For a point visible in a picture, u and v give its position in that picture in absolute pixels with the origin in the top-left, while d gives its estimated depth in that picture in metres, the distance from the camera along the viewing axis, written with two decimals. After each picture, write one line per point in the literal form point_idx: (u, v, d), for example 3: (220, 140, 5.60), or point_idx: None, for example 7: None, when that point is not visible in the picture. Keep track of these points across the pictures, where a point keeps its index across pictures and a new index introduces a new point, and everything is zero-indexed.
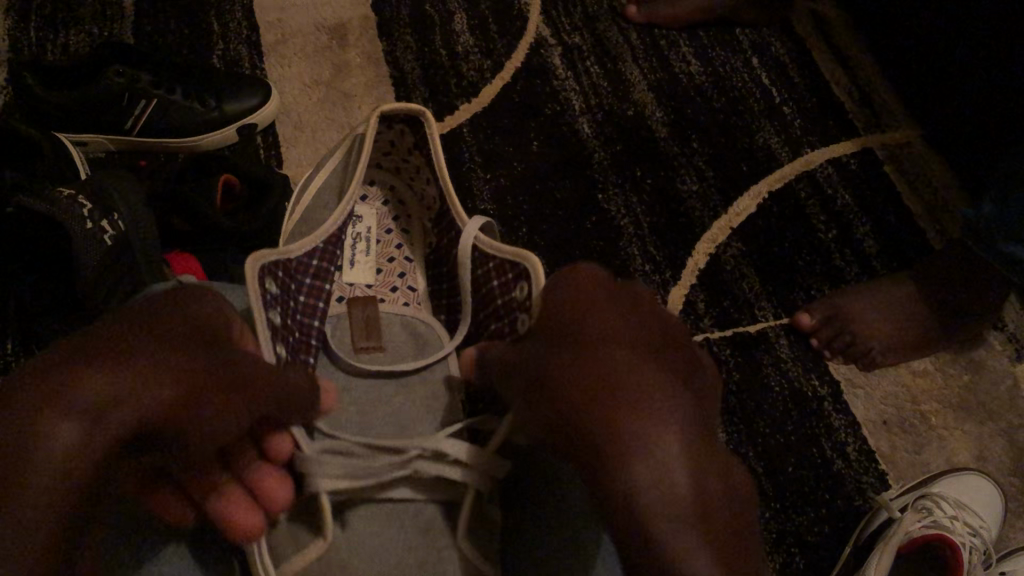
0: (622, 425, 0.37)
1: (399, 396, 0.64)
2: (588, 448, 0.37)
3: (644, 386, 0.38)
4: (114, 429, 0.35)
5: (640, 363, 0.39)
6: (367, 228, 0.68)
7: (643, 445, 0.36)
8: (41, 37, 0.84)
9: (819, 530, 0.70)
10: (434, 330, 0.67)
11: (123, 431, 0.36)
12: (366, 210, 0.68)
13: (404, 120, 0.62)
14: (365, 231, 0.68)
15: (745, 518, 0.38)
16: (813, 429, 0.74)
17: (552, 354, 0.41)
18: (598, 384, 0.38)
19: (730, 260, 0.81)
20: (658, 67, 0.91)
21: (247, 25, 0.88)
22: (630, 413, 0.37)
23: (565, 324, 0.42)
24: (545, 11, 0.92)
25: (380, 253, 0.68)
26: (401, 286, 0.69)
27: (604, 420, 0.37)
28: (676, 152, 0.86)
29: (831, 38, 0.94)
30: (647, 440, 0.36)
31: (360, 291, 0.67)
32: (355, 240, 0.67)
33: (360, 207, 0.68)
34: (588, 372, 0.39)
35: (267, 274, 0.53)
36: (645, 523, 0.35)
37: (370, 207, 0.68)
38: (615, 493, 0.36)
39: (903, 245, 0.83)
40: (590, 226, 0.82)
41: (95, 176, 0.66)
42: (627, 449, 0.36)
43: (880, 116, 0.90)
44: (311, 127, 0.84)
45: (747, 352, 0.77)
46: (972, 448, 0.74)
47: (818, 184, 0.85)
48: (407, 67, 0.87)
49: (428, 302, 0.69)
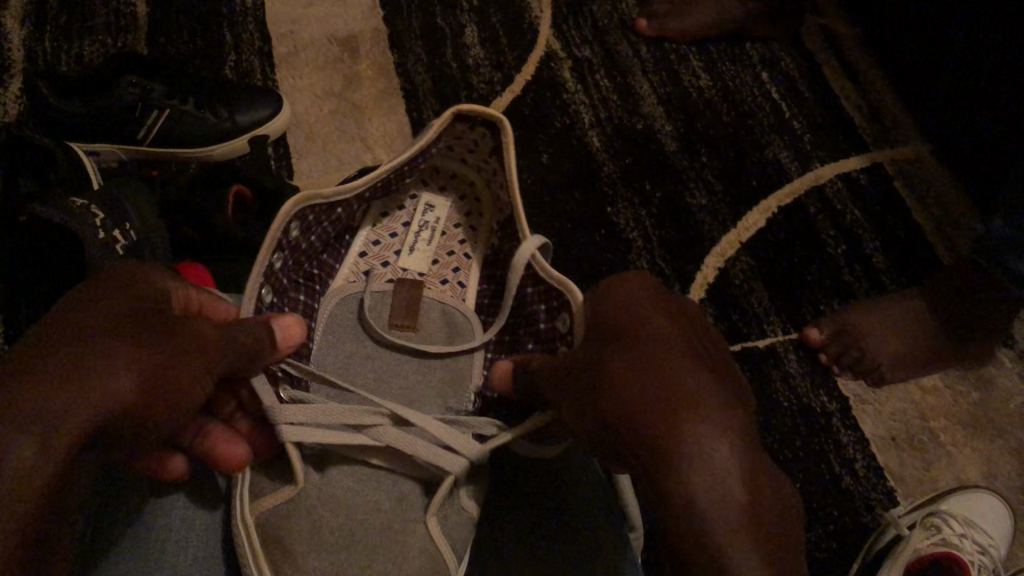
0: (694, 448, 0.39)
1: (417, 376, 0.65)
2: (656, 466, 0.39)
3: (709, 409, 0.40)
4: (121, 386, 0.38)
5: (704, 385, 0.41)
6: (436, 217, 0.68)
7: (714, 471, 0.38)
8: (55, 47, 0.85)
9: (827, 546, 0.70)
10: (471, 329, 0.67)
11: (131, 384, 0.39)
12: (439, 201, 0.68)
13: (487, 122, 0.59)
14: (434, 220, 0.68)
15: (788, 518, 0.40)
16: (821, 445, 0.74)
17: (610, 363, 0.43)
18: (647, 393, 0.40)
19: (739, 275, 0.81)
20: (668, 81, 0.91)
21: (259, 36, 0.88)
22: (699, 435, 0.39)
23: (623, 332, 0.44)
24: (556, 24, 0.92)
25: (442, 244, 0.69)
26: (453, 279, 0.69)
27: (661, 420, 0.39)
28: (686, 166, 0.87)
29: (842, 53, 0.94)
30: (701, 440, 0.39)
31: (412, 276, 0.68)
32: (422, 227, 0.68)
33: (432, 197, 0.68)
34: (657, 389, 0.40)
35: (298, 218, 0.56)
36: (710, 546, 0.37)
37: (444, 199, 0.68)
38: (669, 488, 0.39)
39: (913, 261, 0.83)
40: (599, 239, 0.82)
41: (107, 187, 0.66)
42: (699, 472, 0.38)
43: (890, 132, 0.90)
44: (322, 139, 0.84)
45: (755, 367, 0.77)
46: (981, 466, 0.74)
47: (827, 199, 0.85)
48: (418, 79, 0.88)
49: (475, 299, 0.69)
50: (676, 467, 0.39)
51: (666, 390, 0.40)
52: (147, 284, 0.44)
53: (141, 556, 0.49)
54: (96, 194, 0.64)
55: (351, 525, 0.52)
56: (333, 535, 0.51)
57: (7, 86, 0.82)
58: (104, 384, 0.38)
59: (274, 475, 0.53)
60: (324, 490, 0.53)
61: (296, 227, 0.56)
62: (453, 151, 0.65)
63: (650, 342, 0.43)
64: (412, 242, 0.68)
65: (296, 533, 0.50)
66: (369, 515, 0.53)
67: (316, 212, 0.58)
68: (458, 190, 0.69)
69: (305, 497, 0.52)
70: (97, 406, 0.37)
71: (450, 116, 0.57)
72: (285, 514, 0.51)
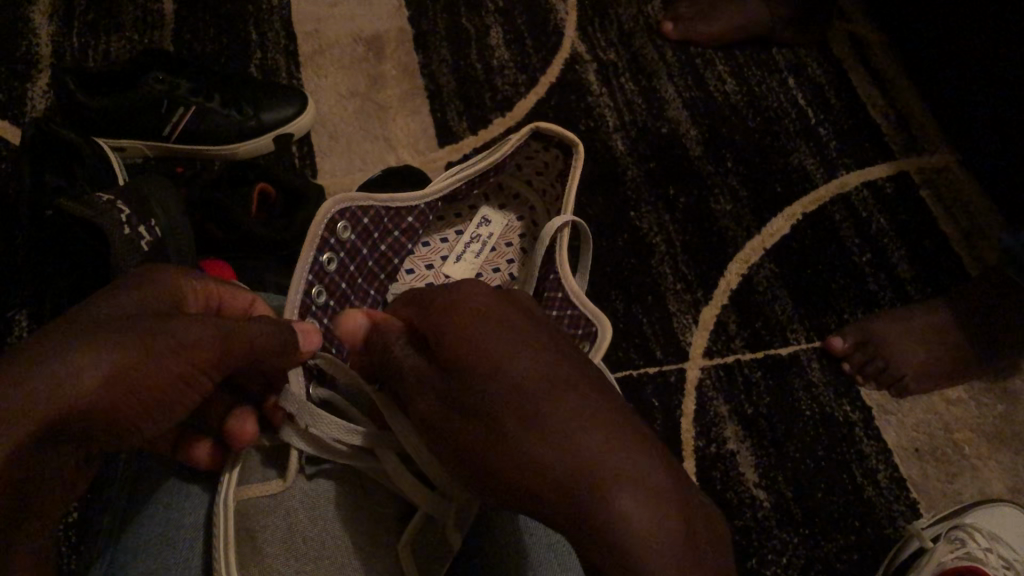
0: (555, 456, 0.36)
1: None
2: (525, 442, 0.37)
3: (544, 400, 0.38)
4: (121, 362, 0.38)
5: (532, 372, 0.39)
6: (489, 232, 0.65)
7: (585, 462, 0.36)
8: (83, 43, 0.85)
9: (848, 557, 0.70)
10: None
11: (129, 359, 0.38)
12: (496, 216, 0.65)
13: (564, 141, 0.61)
14: (487, 235, 0.65)
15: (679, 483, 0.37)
16: (843, 455, 0.73)
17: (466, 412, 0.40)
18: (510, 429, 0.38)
19: (763, 281, 0.80)
20: (693, 85, 0.91)
21: (284, 35, 0.88)
22: (546, 434, 0.37)
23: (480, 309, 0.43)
24: (581, 27, 0.92)
25: (490, 259, 0.65)
26: None
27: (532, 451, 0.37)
28: (710, 170, 0.86)
29: (869, 59, 0.94)
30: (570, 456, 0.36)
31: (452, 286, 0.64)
32: (473, 239, 0.65)
33: (490, 212, 0.65)
34: (495, 418, 0.38)
35: (349, 219, 0.55)
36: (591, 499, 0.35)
37: (502, 217, 0.66)
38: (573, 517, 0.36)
39: (940, 270, 0.82)
40: (622, 242, 0.81)
41: (135, 183, 0.66)
42: (574, 478, 0.36)
43: (917, 140, 0.89)
44: (346, 138, 0.84)
45: (778, 374, 0.76)
46: (1006, 479, 0.73)
47: (853, 206, 0.85)
48: (442, 80, 0.87)
49: None
50: (553, 477, 0.36)
51: (506, 414, 0.38)
52: (157, 292, 0.44)
53: (152, 540, 0.48)
54: (122, 190, 0.64)
55: (323, 540, 0.49)
56: (304, 547, 0.48)
57: (35, 82, 0.83)
58: (65, 375, 0.35)
59: (268, 466, 0.51)
60: (310, 498, 0.50)
61: (348, 227, 0.55)
62: (521, 171, 0.65)
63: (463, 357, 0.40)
64: (460, 251, 0.64)
65: (265, 543, 0.48)
66: (345, 535, 0.50)
67: (371, 217, 0.57)
68: (518, 210, 0.66)
69: (286, 500, 0.49)
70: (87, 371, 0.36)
71: (529, 131, 0.61)
72: (260, 519, 0.48)
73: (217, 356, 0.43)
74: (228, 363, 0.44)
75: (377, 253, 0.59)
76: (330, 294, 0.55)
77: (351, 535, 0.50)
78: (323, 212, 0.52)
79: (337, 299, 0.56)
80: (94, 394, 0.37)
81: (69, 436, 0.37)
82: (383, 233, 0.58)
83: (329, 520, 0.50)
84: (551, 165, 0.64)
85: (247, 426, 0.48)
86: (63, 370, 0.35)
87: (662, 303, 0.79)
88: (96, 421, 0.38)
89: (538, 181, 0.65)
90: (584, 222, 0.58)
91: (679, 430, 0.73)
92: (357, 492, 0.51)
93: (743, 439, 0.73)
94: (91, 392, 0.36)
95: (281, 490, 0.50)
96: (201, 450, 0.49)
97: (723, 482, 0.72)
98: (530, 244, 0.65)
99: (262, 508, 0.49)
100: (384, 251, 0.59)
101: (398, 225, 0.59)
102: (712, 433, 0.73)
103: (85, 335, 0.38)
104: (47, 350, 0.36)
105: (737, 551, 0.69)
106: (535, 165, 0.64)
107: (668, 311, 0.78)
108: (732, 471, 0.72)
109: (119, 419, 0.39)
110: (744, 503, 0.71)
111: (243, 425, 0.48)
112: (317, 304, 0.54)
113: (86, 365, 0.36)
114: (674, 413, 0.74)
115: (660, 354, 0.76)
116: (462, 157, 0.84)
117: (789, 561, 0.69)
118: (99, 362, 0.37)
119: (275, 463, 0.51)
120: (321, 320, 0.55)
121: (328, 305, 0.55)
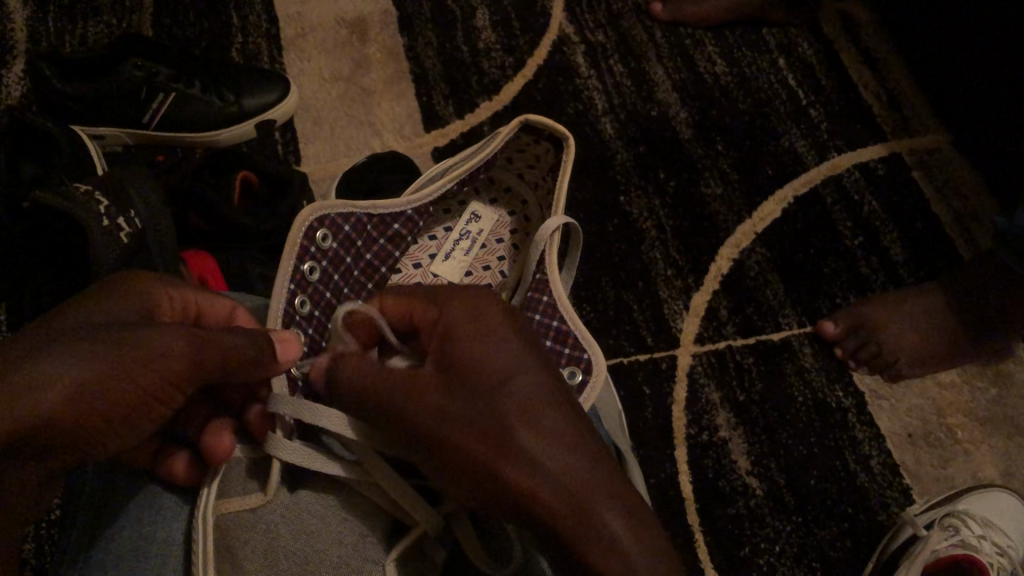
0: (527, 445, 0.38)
1: None
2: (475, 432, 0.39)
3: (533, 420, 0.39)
4: (84, 372, 0.38)
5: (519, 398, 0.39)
6: (480, 228, 0.64)
7: (570, 475, 0.37)
8: (60, 28, 0.84)
9: (841, 544, 0.69)
10: None
11: (92, 367, 0.38)
12: (483, 210, 0.64)
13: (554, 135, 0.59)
14: (477, 231, 0.64)
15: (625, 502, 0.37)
16: (837, 442, 0.73)
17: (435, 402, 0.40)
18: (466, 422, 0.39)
19: (753, 267, 0.80)
20: (682, 67, 0.89)
21: (266, 18, 0.86)
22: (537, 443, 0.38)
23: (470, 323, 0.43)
24: (570, 8, 0.91)
25: (480, 257, 0.63)
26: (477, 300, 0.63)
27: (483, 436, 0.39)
28: (700, 154, 0.85)
29: (858, 38, 0.93)
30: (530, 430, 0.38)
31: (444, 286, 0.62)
32: (463, 236, 0.63)
33: (480, 207, 0.64)
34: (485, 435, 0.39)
35: (329, 226, 0.53)
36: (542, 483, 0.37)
37: (491, 211, 0.64)
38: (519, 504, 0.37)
39: (931, 253, 0.81)
40: (612, 228, 0.80)
41: (114, 171, 0.64)
42: (568, 484, 0.37)
43: (909, 121, 0.88)
44: (330, 124, 0.83)
45: (769, 363, 0.75)
46: (999, 463, 0.73)
47: (845, 189, 0.84)
48: (428, 64, 0.86)
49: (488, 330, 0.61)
50: (558, 492, 0.36)
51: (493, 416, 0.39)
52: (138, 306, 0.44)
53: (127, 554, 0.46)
54: (100, 180, 0.62)
55: (313, 549, 0.47)
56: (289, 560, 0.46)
57: (11, 68, 0.81)
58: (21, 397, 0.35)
59: (251, 477, 0.49)
60: (293, 512, 0.48)
61: (328, 236, 0.54)
62: (512, 164, 0.64)
63: (479, 373, 0.40)
64: (448, 249, 0.63)
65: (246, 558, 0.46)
66: (329, 543, 0.48)
67: (352, 225, 0.55)
68: (509, 206, 0.65)
69: (269, 512, 0.48)
70: (47, 379, 0.36)
71: (518, 124, 0.59)
72: (240, 533, 0.47)
73: (190, 369, 0.42)
74: (204, 372, 0.43)
75: (363, 263, 0.57)
76: (315, 304, 0.54)
77: (339, 544, 0.48)
78: (296, 225, 0.52)
79: (323, 309, 0.55)
80: (75, 402, 0.37)
81: (27, 450, 0.37)
82: (368, 241, 0.57)
83: (318, 532, 0.48)
84: (541, 159, 0.62)
85: (224, 438, 0.48)
86: (22, 389, 0.36)
87: (653, 290, 0.78)
88: (56, 435, 0.37)
89: (530, 174, 0.64)
90: (575, 224, 0.57)
91: (671, 418, 0.73)
92: (340, 504, 0.50)
93: (734, 426, 0.73)
94: (49, 404, 0.36)
95: (263, 503, 0.48)
96: (179, 462, 0.49)
97: (715, 471, 0.71)
98: (524, 239, 0.64)
99: (244, 521, 0.47)
100: (370, 261, 0.58)
101: (383, 234, 0.57)
102: (704, 420, 0.73)
103: (54, 344, 0.38)
104: (21, 362, 0.36)
105: (729, 539, 0.69)
106: (526, 159, 0.63)
107: (659, 297, 0.77)
108: (725, 460, 0.71)
109: (82, 431, 0.39)
110: (736, 492, 0.70)
111: (220, 437, 0.48)
112: (301, 314, 0.53)
113: (52, 383, 0.36)
114: (665, 400, 0.73)
115: (651, 340, 0.75)
116: (449, 143, 0.82)
117: (783, 549, 0.69)
118: (59, 373, 0.37)
119: (257, 474, 0.49)
120: (306, 331, 0.54)
121: (314, 315, 0.54)
